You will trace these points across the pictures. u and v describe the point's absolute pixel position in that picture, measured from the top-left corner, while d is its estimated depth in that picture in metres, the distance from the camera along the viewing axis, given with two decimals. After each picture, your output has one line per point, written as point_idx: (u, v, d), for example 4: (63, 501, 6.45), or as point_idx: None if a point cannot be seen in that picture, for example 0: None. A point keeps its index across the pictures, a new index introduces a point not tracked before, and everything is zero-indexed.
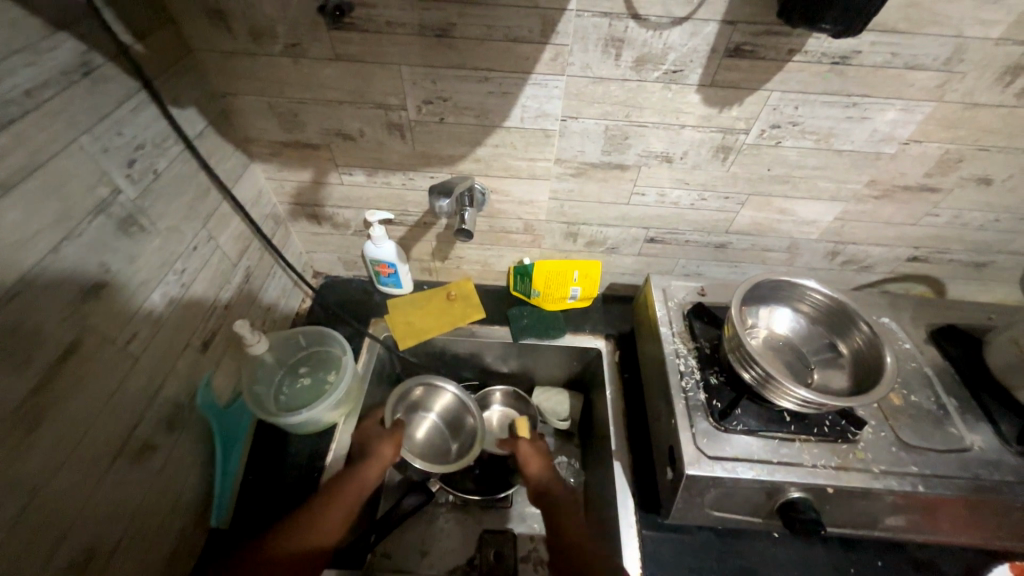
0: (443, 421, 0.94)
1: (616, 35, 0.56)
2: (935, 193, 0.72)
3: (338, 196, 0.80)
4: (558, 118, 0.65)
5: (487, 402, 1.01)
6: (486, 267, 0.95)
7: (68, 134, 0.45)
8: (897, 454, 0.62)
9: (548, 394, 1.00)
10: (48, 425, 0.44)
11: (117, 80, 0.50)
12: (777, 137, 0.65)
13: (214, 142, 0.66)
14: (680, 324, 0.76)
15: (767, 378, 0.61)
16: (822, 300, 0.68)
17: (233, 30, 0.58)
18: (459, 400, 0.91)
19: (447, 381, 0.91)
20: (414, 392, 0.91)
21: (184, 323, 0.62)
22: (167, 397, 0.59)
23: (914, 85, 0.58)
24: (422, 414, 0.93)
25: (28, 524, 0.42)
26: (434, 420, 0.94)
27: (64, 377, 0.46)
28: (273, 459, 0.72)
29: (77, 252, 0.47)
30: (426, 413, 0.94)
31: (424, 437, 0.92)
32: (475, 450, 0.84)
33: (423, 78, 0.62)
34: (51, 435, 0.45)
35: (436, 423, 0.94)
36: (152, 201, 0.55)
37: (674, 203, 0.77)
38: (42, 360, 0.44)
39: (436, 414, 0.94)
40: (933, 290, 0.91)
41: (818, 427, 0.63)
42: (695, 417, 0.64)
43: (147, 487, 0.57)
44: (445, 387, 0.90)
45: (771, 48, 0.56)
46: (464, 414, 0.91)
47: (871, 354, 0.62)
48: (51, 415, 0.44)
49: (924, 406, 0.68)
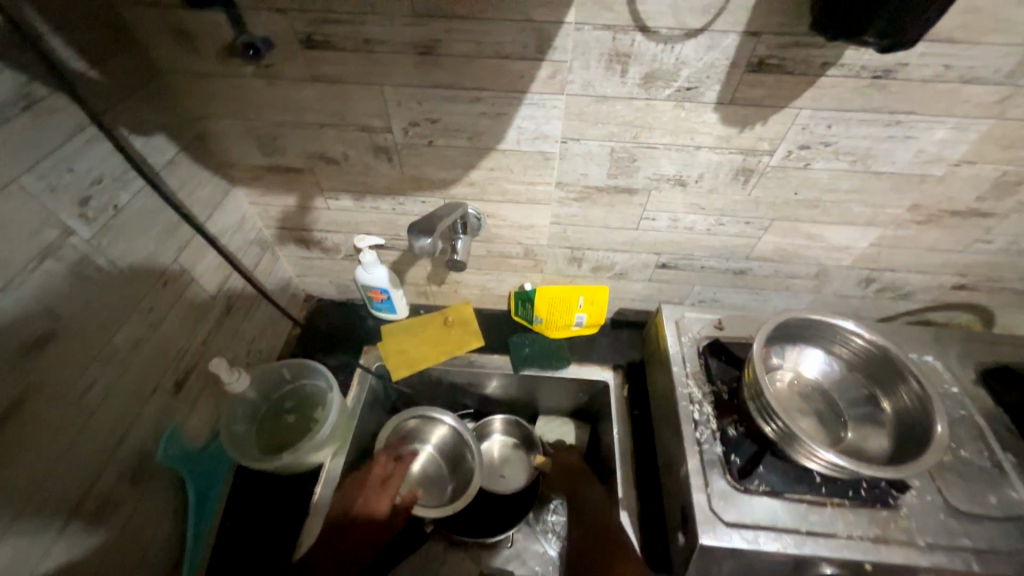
0: (440, 454, 0.87)
1: (621, 49, 0.50)
2: (988, 218, 0.64)
3: (326, 220, 0.75)
4: (558, 140, 0.59)
5: (486, 432, 0.94)
6: (486, 291, 0.89)
7: (6, 175, 0.41)
8: (946, 523, 0.54)
9: (550, 426, 0.93)
10: None
11: (65, 111, 0.46)
12: (806, 158, 0.58)
13: (188, 170, 0.61)
14: (695, 363, 0.68)
15: (791, 435, 0.53)
16: (861, 344, 0.60)
17: (201, 51, 0.53)
18: (455, 431, 0.85)
19: (444, 414, 0.85)
20: (408, 424, 0.85)
21: (153, 364, 0.58)
22: (131, 447, 0.55)
23: (969, 101, 0.50)
24: (417, 446, 0.88)
25: None
26: (430, 453, 0.88)
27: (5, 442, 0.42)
28: (253, 506, 0.68)
29: (19, 302, 0.42)
30: (422, 445, 0.88)
31: (420, 473, 0.86)
32: (475, 486, 0.77)
33: (409, 98, 0.56)
34: None
35: (433, 457, 0.88)
36: (111, 239, 0.51)
37: (688, 228, 0.70)
38: None
39: (432, 448, 0.88)
40: (980, 320, 0.82)
41: (854, 489, 0.55)
42: (711, 476, 0.57)
43: (107, 545, 0.53)
44: (441, 419, 0.84)
45: (800, 62, 0.49)
46: (462, 448, 0.85)
47: (919, 414, 0.54)
48: None
49: (976, 462, 0.59)
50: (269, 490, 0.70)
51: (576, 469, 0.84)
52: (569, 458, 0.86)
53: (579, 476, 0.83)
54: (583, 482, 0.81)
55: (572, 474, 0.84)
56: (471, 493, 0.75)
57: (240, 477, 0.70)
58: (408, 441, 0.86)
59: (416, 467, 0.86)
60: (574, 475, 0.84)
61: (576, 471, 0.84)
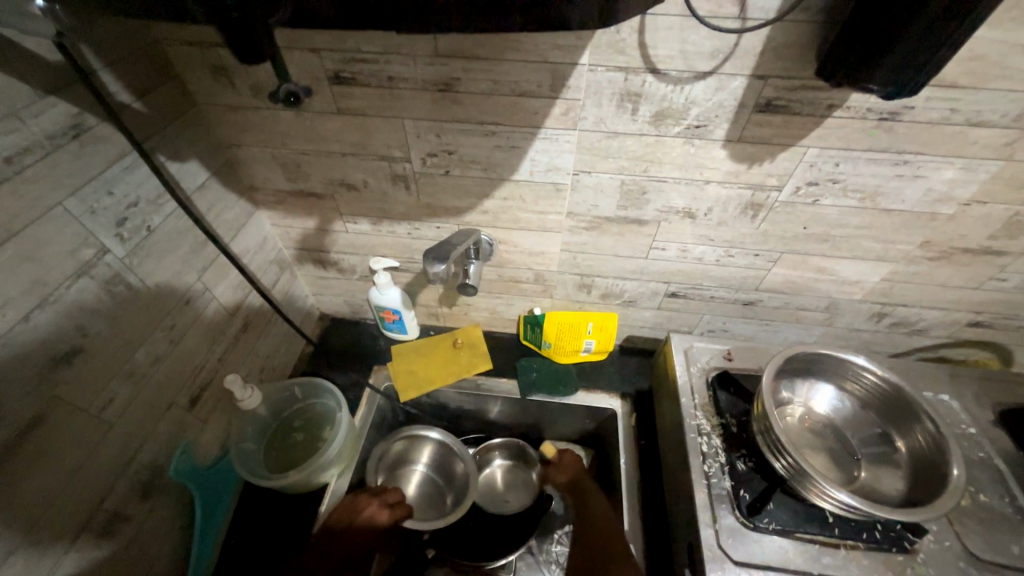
0: (435, 473, 0.87)
1: (633, 89, 0.52)
2: (1001, 256, 0.63)
3: (343, 242, 0.78)
4: (570, 171, 0.61)
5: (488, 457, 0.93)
6: (495, 315, 0.90)
7: (51, 198, 0.44)
8: (966, 571, 0.52)
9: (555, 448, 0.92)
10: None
11: (109, 140, 0.49)
12: (814, 195, 0.59)
13: (216, 194, 0.64)
14: (704, 394, 0.68)
15: (801, 472, 0.53)
16: (873, 381, 0.59)
17: (235, 85, 0.57)
18: (442, 445, 0.85)
19: (428, 429, 0.85)
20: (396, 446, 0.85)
21: (171, 380, 0.60)
22: (143, 461, 0.56)
23: (976, 143, 0.51)
24: (412, 467, 0.88)
25: None
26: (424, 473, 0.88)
27: (23, 455, 0.43)
28: (257, 527, 0.68)
29: (50, 318, 0.45)
30: (415, 466, 0.88)
31: (416, 494, 0.86)
32: (466, 503, 0.76)
33: (427, 131, 0.59)
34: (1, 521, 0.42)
35: (427, 476, 0.88)
36: (142, 258, 0.54)
37: (697, 259, 0.71)
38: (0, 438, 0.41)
39: (424, 467, 0.88)
40: (998, 358, 0.80)
41: (868, 531, 0.54)
42: (719, 511, 0.56)
43: (113, 559, 0.53)
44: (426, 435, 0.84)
45: (807, 104, 0.50)
46: (454, 464, 0.85)
47: (935, 457, 0.53)
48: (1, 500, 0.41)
49: (996, 508, 0.57)
50: (274, 509, 0.70)
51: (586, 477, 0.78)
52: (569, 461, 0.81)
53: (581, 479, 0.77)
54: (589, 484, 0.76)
55: (580, 481, 0.77)
56: (467, 503, 0.76)
57: (247, 492, 0.71)
58: (401, 462, 0.86)
59: (411, 491, 0.86)
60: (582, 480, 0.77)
61: (584, 478, 0.77)
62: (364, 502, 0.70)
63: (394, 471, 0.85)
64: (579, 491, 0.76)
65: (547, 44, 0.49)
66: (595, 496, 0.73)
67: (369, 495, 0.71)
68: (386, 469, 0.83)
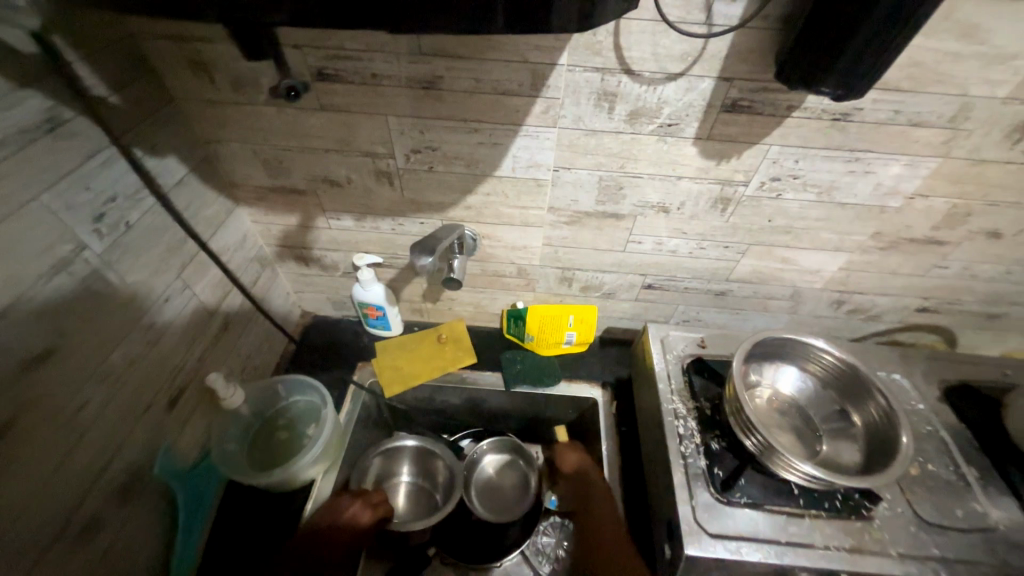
0: (420, 481, 0.90)
1: (609, 89, 0.54)
2: (943, 245, 0.69)
3: (326, 239, 0.78)
4: (550, 168, 0.63)
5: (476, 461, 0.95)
6: (479, 309, 0.92)
7: (26, 193, 0.42)
8: (916, 534, 0.57)
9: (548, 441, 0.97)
10: None
11: (87, 134, 0.48)
12: (777, 189, 0.63)
13: (195, 190, 0.63)
14: (680, 379, 0.71)
15: (770, 448, 0.56)
16: (831, 361, 0.64)
17: (215, 80, 0.57)
18: (421, 450, 0.89)
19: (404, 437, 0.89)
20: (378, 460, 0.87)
21: (149, 380, 0.58)
22: (122, 465, 0.54)
23: (919, 141, 0.56)
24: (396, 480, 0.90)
25: None
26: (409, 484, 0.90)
27: None
28: (241, 525, 0.67)
29: (25, 316, 0.43)
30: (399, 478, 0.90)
31: (405, 504, 0.88)
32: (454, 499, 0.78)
33: (411, 127, 0.60)
34: None
35: (413, 486, 0.90)
36: (120, 254, 0.53)
37: (671, 251, 0.75)
38: None
39: (409, 477, 0.91)
40: (943, 340, 0.87)
41: (830, 501, 0.58)
42: (695, 488, 0.59)
43: (89, 570, 0.51)
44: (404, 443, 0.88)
45: (769, 104, 0.54)
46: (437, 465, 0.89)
47: (886, 428, 0.58)
48: None
49: (942, 475, 0.62)
50: (258, 507, 0.69)
51: (593, 475, 0.77)
52: (565, 449, 0.84)
53: (586, 472, 0.79)
54: (597, 484, 0.75)
55: (586, 482, 0.77)
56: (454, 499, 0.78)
57: (224, 506, 0.68)
58: (386, 470, 0.88)
59: (400, 500, 0.88)
60: (591, 480, 0.77)
61: (592, 480, 0.77)
62: (347, 502, 0.72)
63: (379, 485, 0.87)
64: (587, 492, 0.76)
65: (527, 44, 0.51)
66: (602, 501, 0.72)
67: (355, 496, 0.74)
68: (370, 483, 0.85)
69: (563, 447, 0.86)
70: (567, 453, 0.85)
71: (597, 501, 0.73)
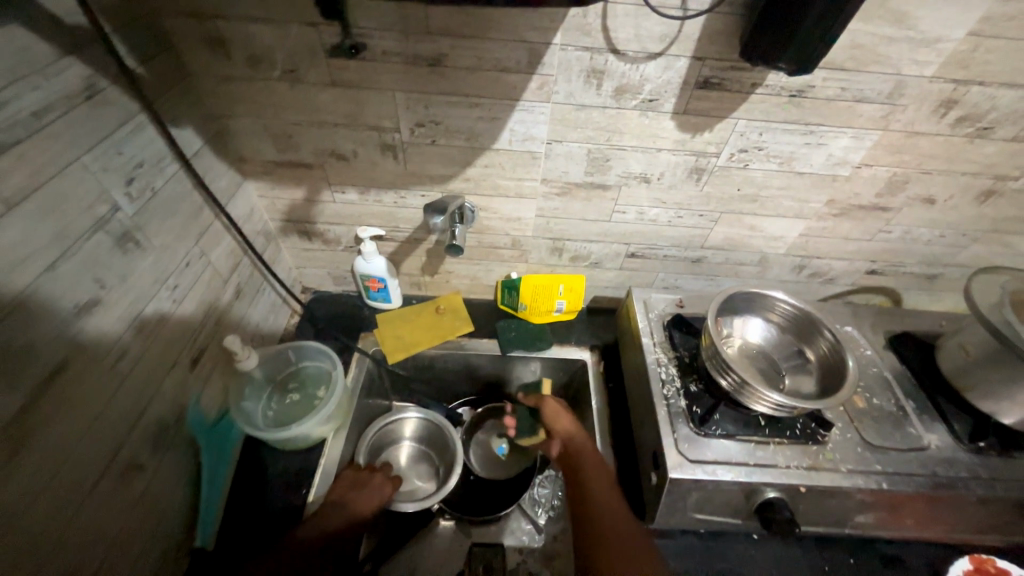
0: (421, 448, 0.95)
1: (597, 67, 0.61)
2: (886, 211, 0.79)
3: (331, 213, 0.82)
4: (543, 141, 0.70)
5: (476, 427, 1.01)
6: (475, 281, 0.98)
7: (71, 154, 0.46)
8: (862, 453, 0.66)
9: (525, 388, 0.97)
10: (32, 448, 0.43)
11: (118, 102, 0.51)
12: (744, 160, 0.71)
13: (209, 161, 0.67)
14: (661, 334, 0.80)
15: (741, 384, 0.64)
16: (789, 309, 0.73)
17: (231, 56, 0.60)
18: (423, 420, 0.94)
19: (405, 409, 0.94)
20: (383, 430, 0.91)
21: (174, 339, 0.62)
22: (153, 415, 0.58)
23: (862, 116, 0.65)
24: (398, 447, 0.95)
25: (13, 552, 0.40)
26: (411, 450, 0.95)
27: (49, 399, 0.44)
28: (260, 479, 0.72)
29: (72, 268, 0.46)
30: (401, 445, 0.95)
31: (407, 468, 0.93)
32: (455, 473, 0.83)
33: (416, 103, 0.65)
34: (33, 461, 0.43)
35: (415, 452, 0.95)
36: (148, 218, 0.56)
37: (652, 221, 0.82)
38: (31, 379, 0.42)
39: (411, 444, 0.96)
40: (890, 299, 0.98)
41: (790, 430, 0.67)
42: (676, 424, 0.67)
43: (131, 509, 0.55)
44: (405, 414, 0.93)
45: (736, 81, 0.62)
46: (436, 434, 0.93)
47: (835, 361, 0.67)
48: (35, 438, 0.43)
49: (885, 408, 0.72)
50: (276, 462, 0.74)
51: (586, 450, 0.76)
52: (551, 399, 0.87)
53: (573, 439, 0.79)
54: (587, 460, 0.74)
55: (576, 455, 0.76)
56: (455, 472, 0.83)
57: (238, 483, 0.71)
58: (388, 438, 0.93)
59: (403, 461, 0.94)
60: (580, 454, 0.75)
61: (583, 455, 0.75)
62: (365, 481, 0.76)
63: (382, 450, 0.92)
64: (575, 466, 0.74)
65: (525, 25, 0.57)
66: (597, 478, 0.71)
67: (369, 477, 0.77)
68: (373, 450, 0.89)
69: (550, 407, 0.85)
70: (554, 411, 0.85)
71: (590, 476, 0.71)
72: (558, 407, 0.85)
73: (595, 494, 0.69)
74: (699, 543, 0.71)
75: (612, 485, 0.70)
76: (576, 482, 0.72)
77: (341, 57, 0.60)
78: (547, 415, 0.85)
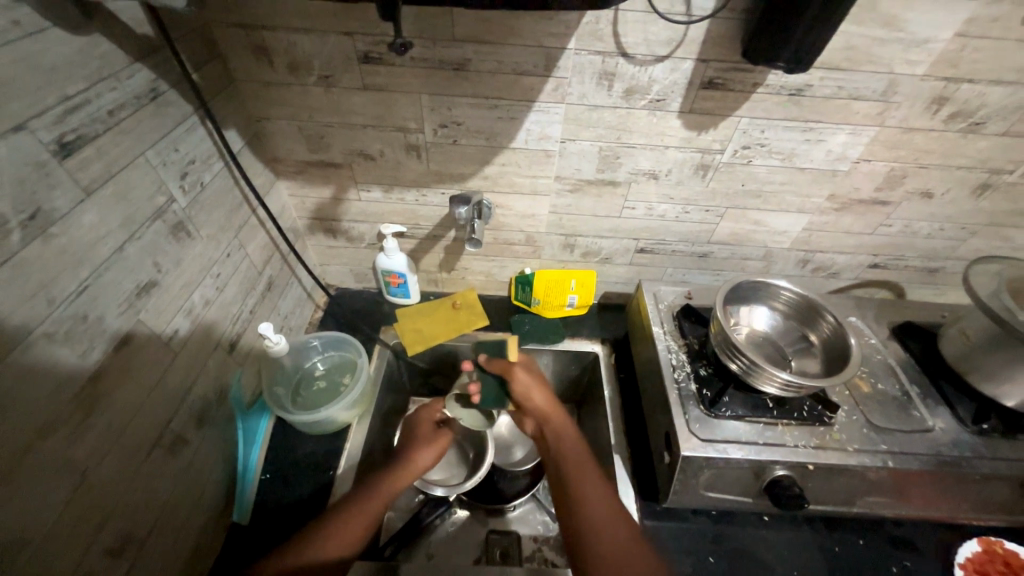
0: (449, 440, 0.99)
1: (609, 70, 0.66)
2: (887, 205, 0.83)
3: (356, 211, 0.87)
4: (558, 140, 0.74)
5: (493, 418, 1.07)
6: (490, 277, 1.02)
7: (137, 149, 0.51)
8: (868, 434, 0.68)
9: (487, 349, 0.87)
10: (99, 413, 0.47)
11: (176, 104, 0.57)
12: (748, 156, 0.75)
13: (249, 161, 0.73)
14: (671, 324, 0.83)
15: (749, 366, 0.67)
16: (793, 297, 0.77)
17: (273, 63, 0.66)
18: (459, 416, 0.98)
19: None
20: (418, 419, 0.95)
21: (216, 324, 0.66)
22: (198, 393, 0.63)
23: (859, 113, 0.69)
24: None
25: (77, 508, 0.44)
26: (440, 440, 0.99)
27: (113, 369, 0.49)
28: (289, 462, 0.75)
29: (136, 252, 0.51)
30: None
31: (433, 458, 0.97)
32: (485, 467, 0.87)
33: (440, 104, 0.70)
34: (100, 424, 0.47)
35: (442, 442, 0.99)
36: (198, 210, 0.61)
37: (661, 216, 0.86)
38: (99, 349, 0.47)
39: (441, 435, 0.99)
40: (894, 293, 1.01)
41: (797, 411, 0.69)
42: (687, 406, 0.70)
43: (178, 480, 0.58)
44: None
45: (738, 81, 0.66)
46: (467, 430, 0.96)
47: (838, 342, 0.71)
48: (101, 404, 0.47)
49: (890, 392, 0.75)
50: (303, 446, 0.77)
51: (572, 452, 0.70)
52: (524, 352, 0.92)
53: (547, 423, 0.76)
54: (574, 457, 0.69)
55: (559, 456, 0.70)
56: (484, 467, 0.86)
57: (269, 466, 0.74)
58: None
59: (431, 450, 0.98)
60: (563, 455, 0.70)
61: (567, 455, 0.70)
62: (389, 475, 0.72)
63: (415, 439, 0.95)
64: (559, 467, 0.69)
65: (543, 31, 0.62)
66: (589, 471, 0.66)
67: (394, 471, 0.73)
68: None
69: (521, 381, 0.80)
70: (525, 385, 0.80)
71: (578, 480, 0.65)
72: (530, 378, 0.81)
73: (589, 502, 0.62)
74: (710, 524, 0.73)
75: (607, 489, 0.64)
76: (564, 488, 0.66)
77: (373, 63, 0.66)
78: (518, 388, 0.80)
